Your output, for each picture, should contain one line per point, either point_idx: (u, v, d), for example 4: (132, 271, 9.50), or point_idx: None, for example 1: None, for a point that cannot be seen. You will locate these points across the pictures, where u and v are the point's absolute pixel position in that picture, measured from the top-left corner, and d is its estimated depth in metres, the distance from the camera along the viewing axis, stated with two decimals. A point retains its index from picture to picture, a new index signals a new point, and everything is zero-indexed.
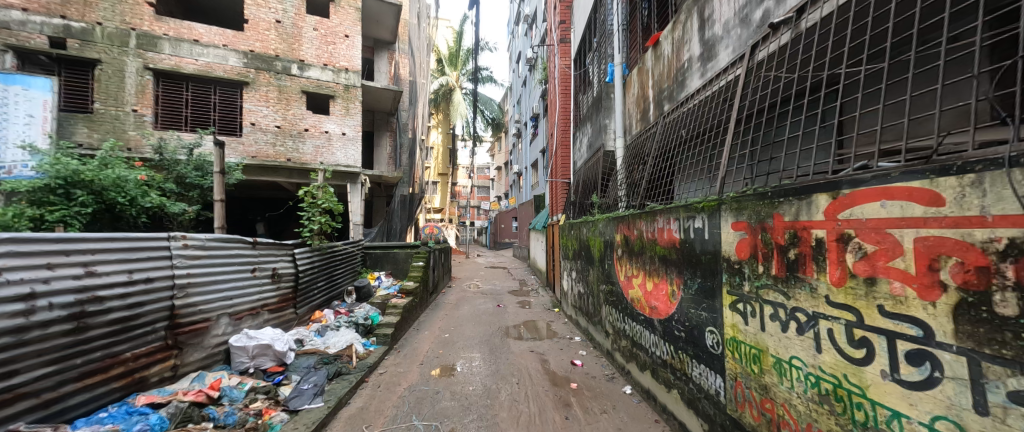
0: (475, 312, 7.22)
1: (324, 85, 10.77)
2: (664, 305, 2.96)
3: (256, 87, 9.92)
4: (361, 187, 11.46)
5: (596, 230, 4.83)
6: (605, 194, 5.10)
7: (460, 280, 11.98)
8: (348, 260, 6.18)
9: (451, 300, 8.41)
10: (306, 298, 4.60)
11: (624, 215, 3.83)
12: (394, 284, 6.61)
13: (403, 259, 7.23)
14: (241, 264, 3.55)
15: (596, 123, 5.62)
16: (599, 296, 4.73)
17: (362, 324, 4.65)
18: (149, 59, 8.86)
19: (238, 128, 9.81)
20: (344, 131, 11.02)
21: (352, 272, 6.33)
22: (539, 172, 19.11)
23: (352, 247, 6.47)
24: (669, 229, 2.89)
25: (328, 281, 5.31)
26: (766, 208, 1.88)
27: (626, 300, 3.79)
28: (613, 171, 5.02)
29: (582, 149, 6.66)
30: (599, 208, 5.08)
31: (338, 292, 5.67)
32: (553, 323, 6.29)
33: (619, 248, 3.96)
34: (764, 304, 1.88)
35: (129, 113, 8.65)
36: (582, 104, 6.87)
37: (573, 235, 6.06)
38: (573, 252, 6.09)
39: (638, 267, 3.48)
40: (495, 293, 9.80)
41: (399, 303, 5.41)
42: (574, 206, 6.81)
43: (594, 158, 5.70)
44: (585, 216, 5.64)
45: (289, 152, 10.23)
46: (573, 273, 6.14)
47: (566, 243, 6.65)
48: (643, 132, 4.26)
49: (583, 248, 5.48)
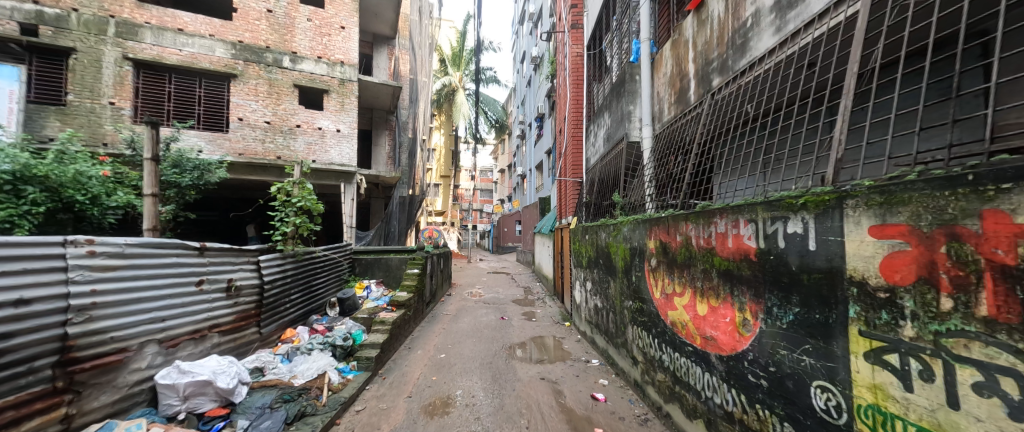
0: (476, 325, 6.48)
1: (318, 79, 10.16)
2: (727, 337, 2.21)
3: (245, 80, 9.31)
4: (356, 188, 10.83)
5: (619, 236, 4.08)
6: (627, 193, 4.37)
7: (461, 287, 11.23)
8: (332, 268, 5.46)
9: (449, 310, 7.67)
10: (274, 314, 3.86)
11: (661, 216, 3.08)
12: (384, 294, 5.80)
13: (396, 265, 6.48)
14: (181, 275, 2.82)
15: (616, 112, 4.88)
16: (623, 314, 3.97)
17: (340, 346, 3.85)
18: (129, 49, 8.28)
19: (225, 123, 9.16)
20: (339, 128, 10.39)
21: (336, 282, 5.60)
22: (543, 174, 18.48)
23: (337, 254, 5.74)
24: (736, 234, 2.14)
25: (306, 292, 4.57)
26: (960, 201, 1.07)
27: (664, 324, 3.03)
28: (638, 167, 4.28)
29: (597, 144, 5.93)
30: (621, 210, 4.34)
31: (318, 306, 4.90)
32: (565, 341, 5.53)
33: (653, 258, 3.21)
34: (960, 366, 1.09)
35: (106, 106, 8.05)
36: (598, 93, 6.12)
37: (588, 240, 5.34)
38: (588, 260, 5.35)
39: (683, 283, 2.73)
40: (498, 302, 9.04)
41: (387, 318, 4.66)
42: (588, 208, 6.06)
43: (614, 152, 4.97)
44: (603, 220, 4.90)
45: (279, 149, 9.61)
46: (588, 284, 5.39)
47: (579, 249, 5.91)
48: (680, 117, 3.53)
49: (601, 255, 4.74)
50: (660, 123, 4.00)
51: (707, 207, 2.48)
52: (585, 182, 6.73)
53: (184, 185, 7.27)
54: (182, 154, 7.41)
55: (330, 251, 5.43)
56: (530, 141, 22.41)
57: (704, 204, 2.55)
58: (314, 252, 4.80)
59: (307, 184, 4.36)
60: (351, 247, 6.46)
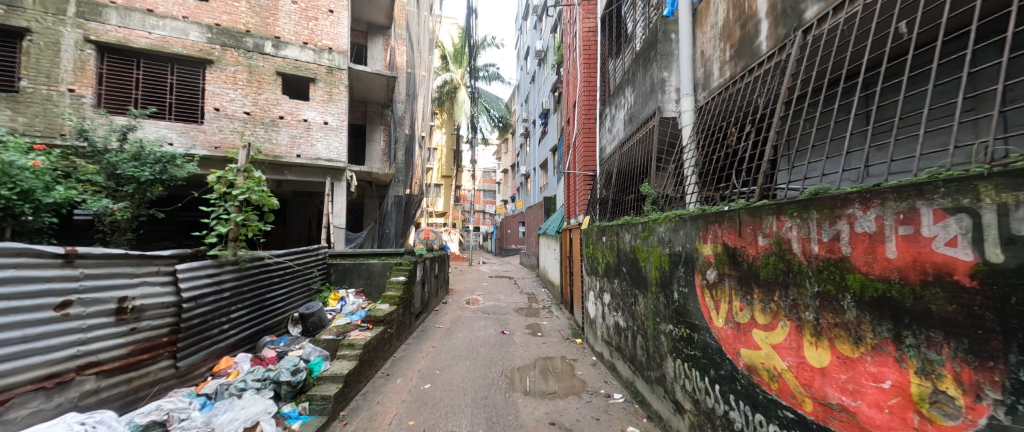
0: (472, 342, 5.56)
1: (303, 66, 9.36)
2: (887, 419, 1.25)
3: (222, 67, 8.51)
4: (346, 185, 10.00)
5: (651, 239, 3.16)
6: (658, 182, 3.41)
7: (459, 294, 10.29)
8: (298, 276, 4.58)
9: (443, 322, 6.76)
10: (204, 339, 2.96)
11: (726, 210, 2.14)
12: (361, 307, 4.87)
13: (379, 272, 5.59)
14: (26, 296, 1.89)
15: (641, 85, 3.96)
16: (657, 338, 3.03)
17: (285, 384, 2.91)
18: (92, 31, 7.51)
19: (199, 114, 8.36)
20: (327, 120, 9.59)
21: (303, 293, 4.70)
22: (548, 172, 17.59)
23: (306, 259, 4.84)
24: (906, 237, 1.17)
25: (257, 306, 3.68)
26: None
27: (733, 366, 2.08)
28: (674, 150, 3.36)
29: (616, 128, 5.00)
30: (652, 205, 3.41)
31: (274, 323, 3.99)
32: (577, 364, 4.59)
33: (711, 269, 2.28)
34: None
35: (65, 93, 7.24)
36: (616, 70, 5.23)
37: (606, 243, 4.43)
38: (606, 268, 4.43)
39: (772, 311, 1.79)
40: (498, 312, 8.11)
41: (358, 340, 3.75)
42: (604, 205, 5.16)
43: (639, 136, 4.05)
44: (625, 219, 3.99)
45: (260, 142, 8.84)
46: (606, 296, 4.46)
47: (593, 254, 5.00)
48: (740, 77, 2.60)
49: (623, 261, 3.84)
50: (708, 92, 3.06)
51: (824, 192, 1.53)
52: (598, 175, 5.81)
53: (150, 178, 6.40)
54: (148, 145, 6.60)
55: (297, 256, 4.57)
56: (534, 138, 21.58)
57: (815, 188, 1.61)
58: (272, 257, 3.92)
59: (261, 177, 3.46)
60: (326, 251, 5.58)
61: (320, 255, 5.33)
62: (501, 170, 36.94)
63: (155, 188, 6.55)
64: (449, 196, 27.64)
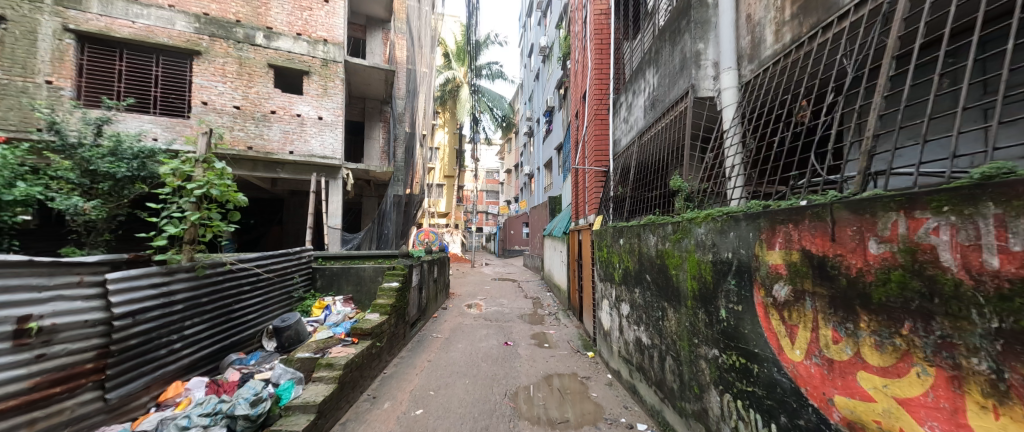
0: (472, 355, 5.03)
1: (296, 58, 8.91)
2: None
3: (210, 58, 8.07)
4: (342, 184, 9.53)
5: (687, 243, 2.61)
6: (691, 175, 2.85)
7: (460, 298, 9.77)
8: (276, 282, 4.08)
9: (441, 331, 6.24)
10: (145, 363, 2.44)
11: (806, 206, 1.59)
12: (347, 318, 4.34)
13: (370, 277, 5.07)
14: None
15: (668, 63, 3.40)
16: (696, 364, 2.48)
17: (243, 419, 2.37)
18: (71, 20, 7.10)
19: (185, 107, 7.91)
20: (321, 115, 9.13)
21: (283, 301, 4.19)
22: (553, 172, 17.07)
23: (287, 263, 4.34)
24: None
25: (221, 319, 3.17)
26: None
27: (819, 417, 1.52)
28: (711, 137, 2.80)
29: (634, 116, 4.44)
30: (682, 202, 2.86)
31: (246, 337, 3.48)
32: (591, 383, 4.05)
33: (782, 284, 1.73)
34: None
35: (41, 85, 6.81)
36: (635, 52, 4.62)
37: (624, 245, 3.89)
38: (624, 275, 3.87)
39: (899, 351, 1.23)
40: (501, 318, 7.59)
41: (338, 359, 3.22)
42: (621, 204, 4.62)
43: (665, 123, 3.50)
44: (650, 218, 3.45)
45: (250, 138, 8.40)
46: (624, 306, 3.90)
47: (608, 259, 4.45)
48: (805, 38, 2.03)
49: (648, 267, 3.28)
50: (757, 64, 2.50)
51: (1007, 175, 0.95)
52: (612, 171, 5.25)
53: (135, 175, 5.89)
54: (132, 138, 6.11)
55: (275, 261, 4.07)
56: (538, 137, 21.04)
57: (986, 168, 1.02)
58: (237, 263, 3.37)
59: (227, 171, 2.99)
60: (313, 254, 5.10)
61: (304, 259, 4.82)
62: (504, 170, 36.45)
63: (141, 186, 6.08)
64: (451, 196, 27.13)
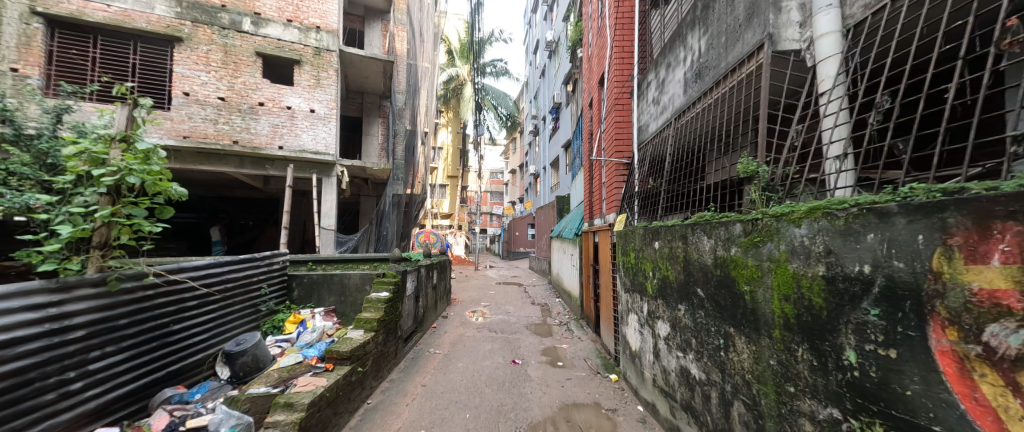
0: (474, 377, 4.32)
1: (287, 47, 8.30)
2: None
3: (193, 45, 7.49)
4: (336, 181, 8.90)
5: (773, 250, 1.85)
6: (763, 155, 2.09)
7: (463, 304, 9.10)
8: (238, 293, 3.39)
9: (440, 345, 5.52)
10: (18, 416, 1.72)
11: None
12: (324, 336, 3.61)
13: (356, 286, 4.37)
14: None
15: (726, 18, 2.65)
16: (791, 424, 1.73)
17: None
18: (40, 2, 6.53)
19: (166, 98, 7.34)
20: (313, 107, 8.50)
21: (247, 317, 3.49)
22: (560, 171, 16.33)
23: (253, 271, 3.64)
24: None
25: (153, 345, 2.46)
26: None
27: None
28: (801, 104, 2.03)
29: (668, 95, 3.69)
30: (754, 193, 2.10)
31: (192, 365, 2.78)
32: (618, 418, 3.32)
33: (1015, 326, 0.96)
34: None
35: (6, 72, 6.25)
36: (669, 19, 3.86)
37: (662, 249, 3.15)
38: (662, 287, 3.12)
39: None
40: (507, 328, 6.88)
41: (301, 397, 2.49)
42: (654, 200, 3.89)
43: (717, 95, 2.76)
44: (699, 216, 2.70)
45: (236, 132, 7.78)
46: (662, 326, 3.14)
47: (638, 266, 3.70)
48: None
49: (700, 280, 2.53)
50: None
51: None
52: (638, 163, 4.48)
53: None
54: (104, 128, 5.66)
55: (236, 269, 3.39)
56: (544, 135, 20.34)
57: None
58: (175, 273, 2.66)
59: (161, 155, 2.34)
60: (289, 259, 4.40)
61: (277, 266, 4.13)
62: (509, 170, 35.76)
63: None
64: (455, 197, 26.44)
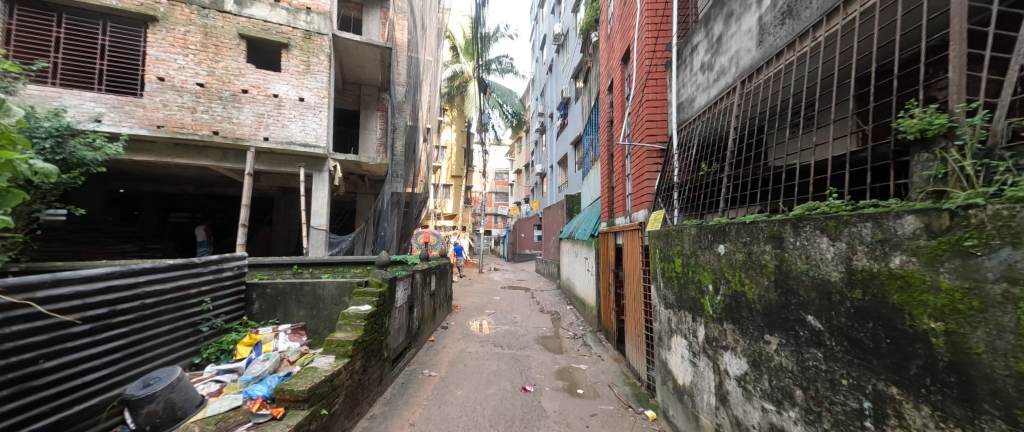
0: (477, 411, 3.49)
1: (273, 29, 7.60)
2: None
3: (169, 26, 6.83)
4: (328, 177, 8.16)
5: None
6: (959, 99, 1.22)
7: (466, 313, 8.29)
8: (163, 310, 2.61)
9: (437, 365, 4.68)
10: None
11: None
12: (283, 366, 2.78)
13: (331, 298, 3.58)
14: None
15: None
16: None
17: None
18: None
19: (137, 84, 6.66)
20: (303, 95, 7.75)
21: (177, 342, 2.70)
22: (568, 170, 15.51)
23: (188, 282, 2.85)
24: None
25: (4, 394, 1.65)
26: None
27: None
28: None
29: (728, 56, 2.86)
30: (946, 164, 1.24)
31: (77, 417, 1.96)
32: None
33: None
34: None
35: None
36: None
37: (731, 254, 2.30)
38: (734, 308, 2.27)
39: None
40: (514, 342, 6.05)
41: None
42: (707, 193, 3.03)
43: (819, 38, 1.93)
44: (800, 207, 1.84)
45: (217, 121, 7.06)
46: (732, 360, 2.30)
47: (689, 277, 2.86)
48: None
49: (815, 304, 1.68)
50: None
51: None
52: (678, 147, 3.67)
53: (46, 158, 4.84)
54: (57, 114, 5.10)
55: (162, 279, 2.62)
56: (551, 133, 19.48)
57: None
58: (44, 288, 1.87)
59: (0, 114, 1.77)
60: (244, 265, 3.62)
61: (229, 274, 3.36)
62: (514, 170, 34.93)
63: (70, 175, 5.10)
64: (458, 196, 25.67)
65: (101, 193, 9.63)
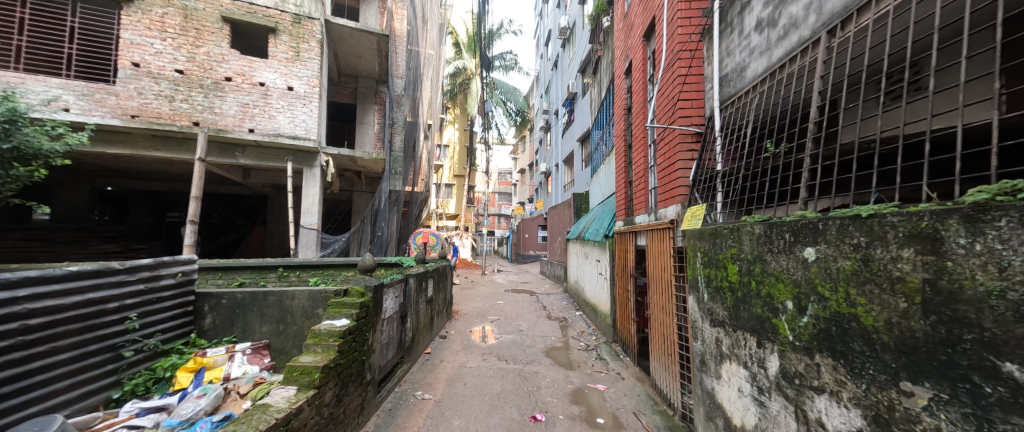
0: None
1: (259, 12, 7.05)
2: None
3: (145, 7, 6.29)
4: (320, 173, 7.58)
5: None
6: None
7: (467, 319, 7.65)
8: (61, 332, 2.11)
9: (432, 385, 4.06)
10: None
11: None
12: (225, 407, 2.17)
13: (303, 311, 3.26)
14: None
15: None
16: None
17: None
18: None
19: (110, 70, 6.12)
20: (291, 84, 7.17)
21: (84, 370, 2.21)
22: (574, 167, 14.83)
23: (101, 295, 2.36)
24: None
25: None
26: None
27: None
28: None
29: (801, 4, 2.21)
30: None
31: None
32: None
33: None
34: None
35: None
36: None
37: (832, 260, 1.64)
38: (839, 338, 1.61)
39: None
40: (521, 354, 5.41)
41: None
42: (769, 182, 2.38)
43: None
44: (981, 191, 1.15)
45: (198, 112, 6.50)
46: (833, 410, 1.64)
47: (750, 290, 2.23)
48: None
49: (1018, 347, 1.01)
50: None
51: None
52: (722, 129, 3.03)
53: None
54: (9, 98, 4.46)
55: (59, 293, 2.12)
56: (556, 130, 18.82)
57: None
58: None
59: None
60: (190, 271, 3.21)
61: (166, 283, 2.93)
62: (518, 170, 34.38)
63: (26, 168, 4.58)
64: (461, 196, 25.09)
65: (85, 190, 9.16)
